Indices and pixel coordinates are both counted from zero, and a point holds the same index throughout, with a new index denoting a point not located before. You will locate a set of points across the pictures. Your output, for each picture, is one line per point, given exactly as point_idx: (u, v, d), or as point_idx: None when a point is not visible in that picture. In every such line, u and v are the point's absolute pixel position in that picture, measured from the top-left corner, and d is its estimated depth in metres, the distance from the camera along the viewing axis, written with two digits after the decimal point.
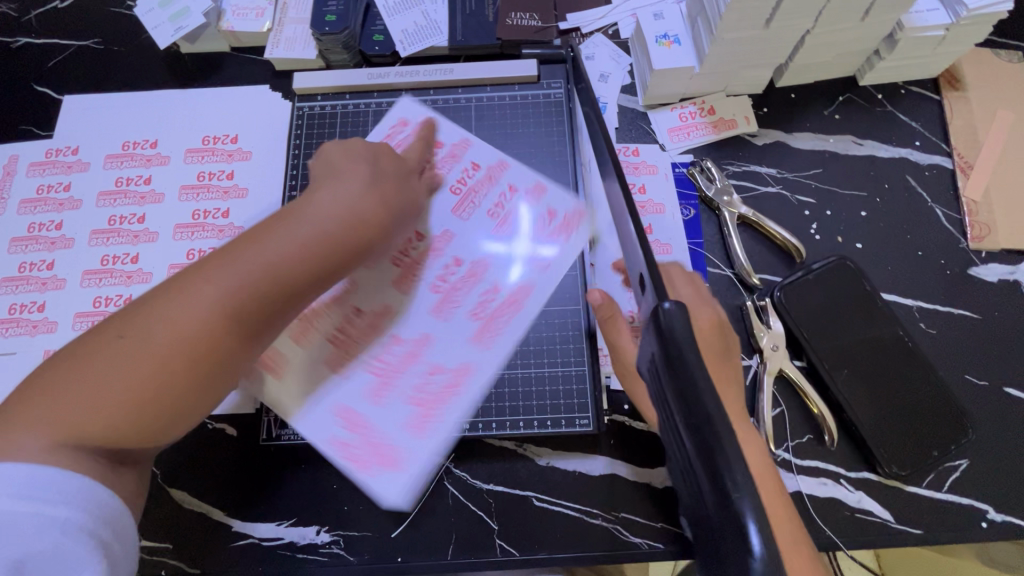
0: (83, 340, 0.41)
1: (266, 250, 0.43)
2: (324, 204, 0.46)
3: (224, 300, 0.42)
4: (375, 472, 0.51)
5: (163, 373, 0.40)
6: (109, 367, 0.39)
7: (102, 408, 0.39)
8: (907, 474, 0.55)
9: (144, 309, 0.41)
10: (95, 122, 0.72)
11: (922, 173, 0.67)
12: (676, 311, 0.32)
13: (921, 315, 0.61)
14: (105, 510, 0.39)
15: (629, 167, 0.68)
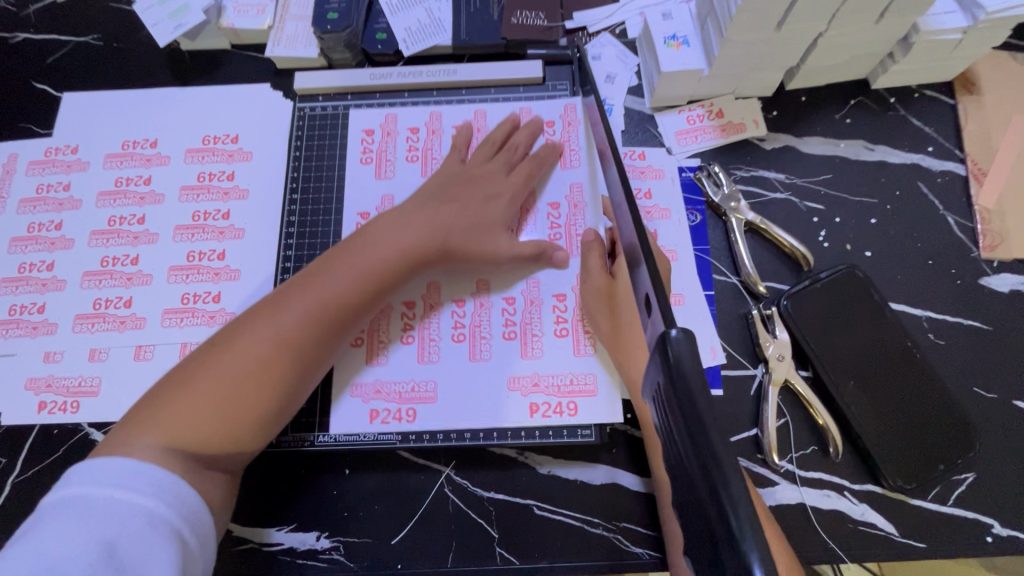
0: (184, 365, 0.51)
1: (328, 282, 0.55)
2: (373, 246, 0.57)
3: (297, 321, 0.53)
4: (418, 423, 0.57)
5: (254, 381, 0.50)
6: (207, 381, 0.49)
7: (202, 416, 0.48)
8: (912, 488, 0.54)
9: (235, 334, 0.52)
10: (94, 120, 0.71)
11: (934, 180, 0.66)
12: (684, 338, 0.32)
13: (929, 325, 0.60)
14: (187, 504, 0.44)
15: (634, 171, 0.66)
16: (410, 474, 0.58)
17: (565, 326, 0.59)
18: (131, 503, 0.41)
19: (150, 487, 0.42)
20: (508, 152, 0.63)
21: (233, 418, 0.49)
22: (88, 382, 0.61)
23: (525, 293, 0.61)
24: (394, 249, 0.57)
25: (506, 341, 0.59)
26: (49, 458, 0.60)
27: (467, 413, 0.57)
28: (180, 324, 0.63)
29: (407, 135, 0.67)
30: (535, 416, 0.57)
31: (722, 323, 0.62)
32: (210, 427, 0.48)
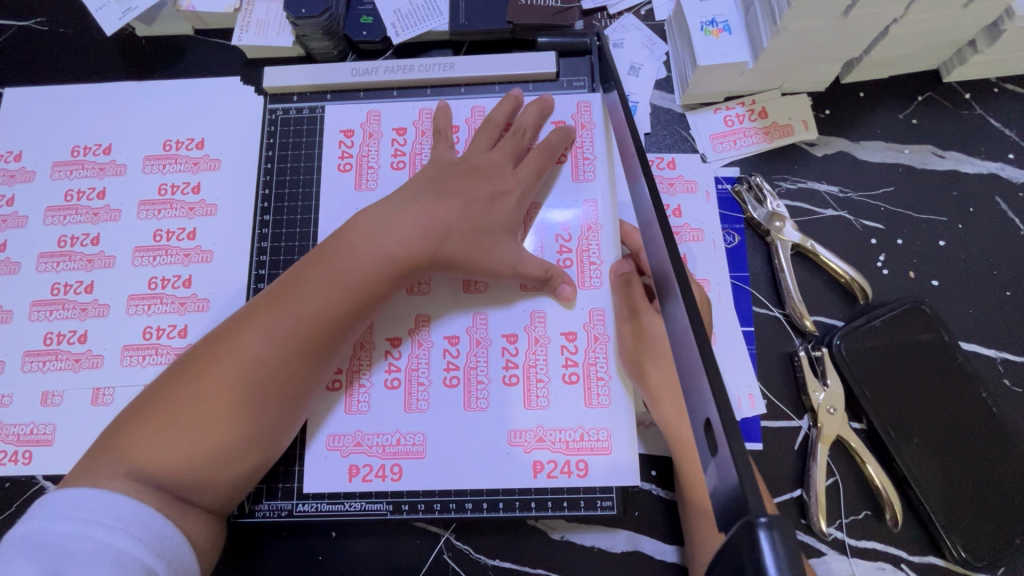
0: (147, 391, 0.43)
1: (306, 292, 0.45)
2: (360, 246, 0.46)
3: (271, 338, 0.43)
4: (404, 483, 0.48)
5: (222, 411, 0.41)
6: (169, 413, 0.41)
7: (164, 454, 0.40)
8: (982, 564, 0.47)
9: (200, 354, 0.43)
10: (39, 122, 0.62)
11: (1014, 194, 0.56)
12: (777, 530, 0.23)
13: (1005, 369, 0.52)
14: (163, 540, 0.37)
15: (662, 184, 0.57)
16: (404, 538, 0.51)
17: (575, 371, 0.49)
18: (101, 540, 0.35)
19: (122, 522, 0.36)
20: (515, 142, 0.52)
21: (201, 456, 0.40)
22: (41, 429, 0.54)
23: (529, 329, 0.50)
24: (381, 255, 0.46)
25: (503, 387, 0.49)
26: (5, 513, 0.54)
27: (459, 473, 0.47)
28: (142, 363, 0.55)
29: (392, 138, 0.56)
30: (538, 477, 0.47)
31: (763, 364, 0.53)
32: (174, 468, 0.40)
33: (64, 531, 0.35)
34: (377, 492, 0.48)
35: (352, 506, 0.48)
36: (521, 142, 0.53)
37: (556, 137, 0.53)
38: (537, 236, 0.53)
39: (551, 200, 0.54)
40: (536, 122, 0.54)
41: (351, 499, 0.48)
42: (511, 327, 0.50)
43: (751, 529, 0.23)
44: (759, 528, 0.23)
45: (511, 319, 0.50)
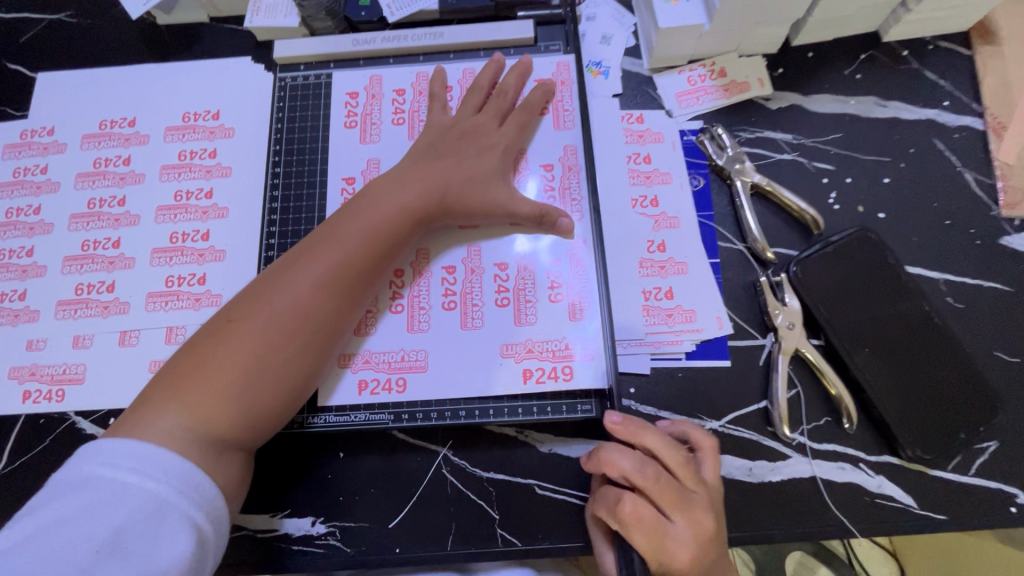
0: (199, 336, 0.47)
1: (342, 244, 0.50)
2: (381, 200, 0.52)
3: (313, 285, 0.48)
4: (409, 395, 0.53)
5: (280, 348, 0.46)
6: (228, 353, 0.45)
7: (234, 388, 0.44)
8: (931, 458, 0.52)
9: (247, 303, 0.47)
10: (70, 100, 0.68)
11: (951, 136, 0.62)
12: None
13: (948, 289, 0.57)
14: (199, 487, 0.40)
15: (632, 136, 0.63)
16: (407, 455, 0.56)
17: (559, 292, 0.55)
18: (146, 492, 0.38)
19: (170, 475, 0.39)
20: (497, 99, 0.58)
21: (263, 390, 0.45)
22: (73, 369, 0.59)
23: (517, 259, 0.56)
24: (398, 207, 0.52)
25: (494, 309, 0.55)
26: (37, 448, 0.59)
27: (455, 385, 0.53)
28: (165, 308, 0.60)
29: (393, 98, 0.63)
30: (528, 383, 0.53)
31: (728, 290, 0.59)
32: (243, 399, 0.44)
33: (113, 481, 0.38)
34: (379, 404, 0.53)
35: (357, 418, 0.53)
36: (503, 101, 0.59)
37: (536, 95, 0.59)
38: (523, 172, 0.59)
39: (536, 146, 0.60)
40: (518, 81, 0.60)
41: (360, 411, 0.53)
42: (503, 258, 0.56)
43: None
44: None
45: (501, 252, 0.56)
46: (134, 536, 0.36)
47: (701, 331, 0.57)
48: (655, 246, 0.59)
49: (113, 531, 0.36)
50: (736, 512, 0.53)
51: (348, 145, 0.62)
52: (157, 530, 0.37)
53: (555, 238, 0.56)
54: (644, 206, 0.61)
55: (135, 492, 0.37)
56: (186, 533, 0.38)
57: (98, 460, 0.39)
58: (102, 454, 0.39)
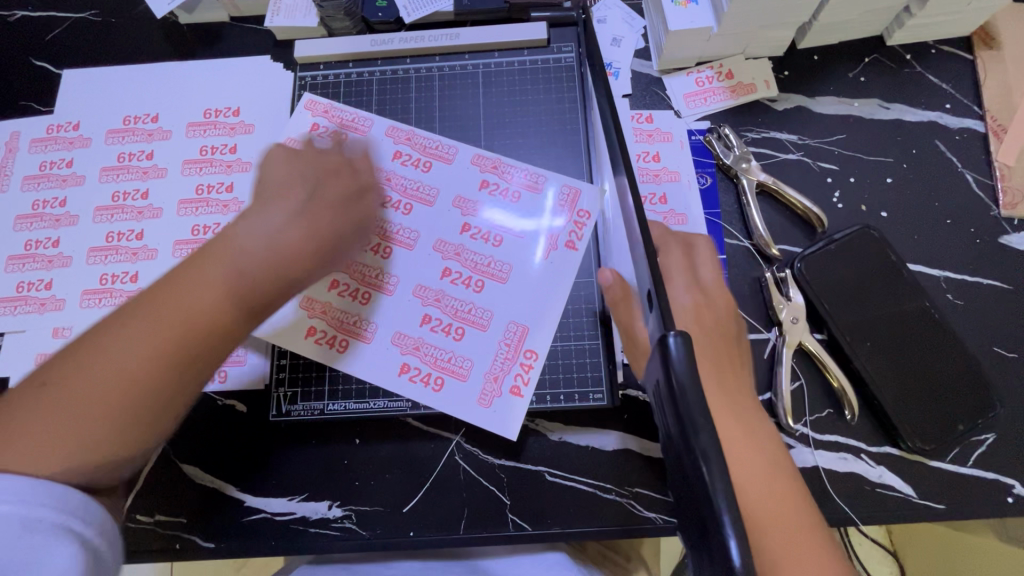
0: (16, 392, 0.39)
1: (202, 280, 0.43)
2: (255, 226, 0.45)
3: (179, 316, 0.41)
4: (471, 379, 0.55)
5: (125, 402, 0.40)
6: (65, 409, 0.38)
7: (34, 451, 0.37)
8: (931, 449, 0.53)
9: (86, 348, 0.40)
10: (95, 96, 0.70)
11: (952, 137, 0.64)
12: (682, 342, 0.32)
13: (948, 285, 0.59)
14: (60, 496, 0.37)
15: (642, 135, 0.65)
16: (421, 442, 0.57)
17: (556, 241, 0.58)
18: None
19: (18, 495, 0.36)
20: None
21: (93, 446, 0.39)
22: None
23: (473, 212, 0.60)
24: (280, 248, 0.45)
25: (528, 295, 0.57)
26: None
27: (502, 351, 0.55)
28: None
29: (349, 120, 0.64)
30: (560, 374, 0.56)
31: (735, 286, 0.60)
32: (47, 462, 0.38)
33: None
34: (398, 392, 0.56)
35: (377, 404, 0.56)
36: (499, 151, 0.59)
37: None
38: (477, 154, 0.62)
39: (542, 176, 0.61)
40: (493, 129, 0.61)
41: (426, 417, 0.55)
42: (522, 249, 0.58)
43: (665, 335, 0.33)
44: (669, 338, 0.33)
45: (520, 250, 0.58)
46: (9, 559, 0.35)
47: None
48: None
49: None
50: None
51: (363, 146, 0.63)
52: (34, 548, 0.35)
53: (553, 219, 0.59)
54: (654, 203, 0.62)
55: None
56: (69, 542, 0.37)
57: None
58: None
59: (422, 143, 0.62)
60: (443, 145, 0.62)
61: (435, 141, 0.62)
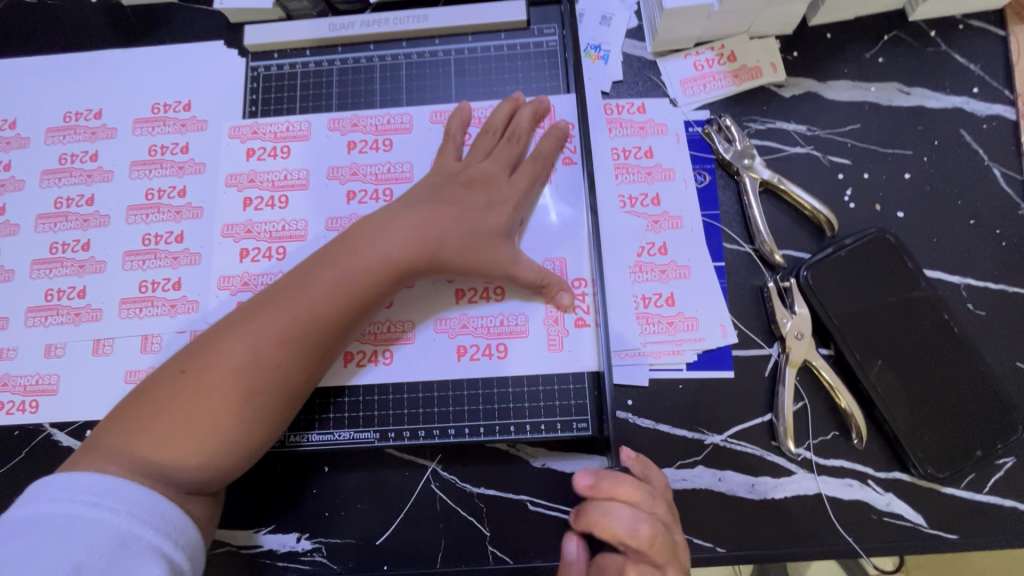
0: (150, 384, 0.44)
1: (309, 294, 0.46)
2: (363, 249, 0.47)
3: (282, 340, 0.44)
4: (533, 334, 0.52)
5: (246, 403, 0.43)
6: (190, 412, 0.42)
7: (169, 446, 0.41)
8: (944, 476, 0.49)
9: (206, 348, 0.44)
10: (31, 90, 0.64)
11: (978, 126, 0.57)
12: None
13: (969, 294, 0.54)
14: (161, 511, 0.39)
15: (633, 128, 0.58)
16: (394, 470, 0.53)
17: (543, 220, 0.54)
18: (105, 523, 0.36)
19: (125, 505, 0.38)
20: (509, 141, 0.53)
21: (219, 447, 0.42)
22: (46, 379, 0.57)
23: (396, 163, 0.56)
24: (376, 253, 0.47)
25: (571, 243, 0.54)
26: (13, 460, 0.56)
27: None
28: (139, 315, 0.57)
29: (272, 145, 0.58)
30: (580, 326, 0.52)
31: (733, 297, 0.55)
32: (179, 457, 0.41)
33: (69, 516, 0.36)
34: (365, 422, 0.52)
35: (341, 436, 0.52)
36: (513, 145, 0.53)
37: (547, 144, 0.53)
38: (435, 111, 0.57)
39: None
40: (461, 129, 0.54)
41: (509, 386, 0.52)
42: (561, 182, 0.55)
43: None
44: None
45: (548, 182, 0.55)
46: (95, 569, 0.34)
47: (703, 340, 0.53)
48: (650, 250, 0.56)
49: (73, 565, 0.34)
50: (737, 529, 0.51)
51: (320, 145, 0.57)
52: (123, 563, 0.35)
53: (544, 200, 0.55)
54: (644, 204, 0.57)
55: (95, 525, 0.36)
56: (157, 561, 0.37)
57: (48, 499, 0.37)
58: (59, 491, 0.37)
59: (372, 123, 0.57)
60: (394, 116, 0.57)
61: (384, 116, 0.57)
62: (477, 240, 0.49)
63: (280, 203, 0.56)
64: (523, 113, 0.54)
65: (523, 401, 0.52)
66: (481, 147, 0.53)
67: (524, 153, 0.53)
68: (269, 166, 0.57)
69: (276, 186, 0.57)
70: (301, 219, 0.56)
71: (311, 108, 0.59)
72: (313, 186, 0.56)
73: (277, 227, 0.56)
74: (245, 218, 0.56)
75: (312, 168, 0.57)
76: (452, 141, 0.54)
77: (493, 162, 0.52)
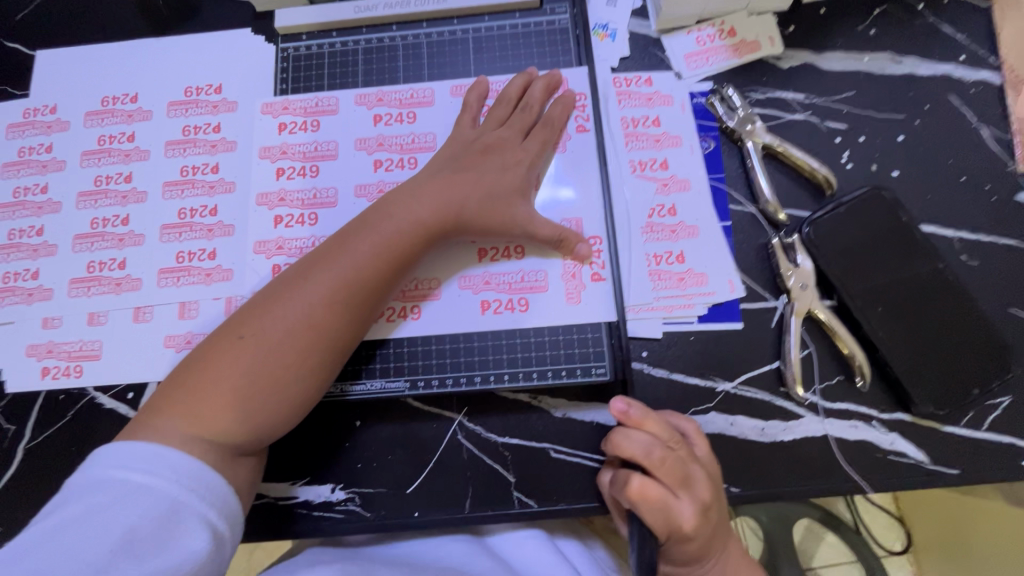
0: (207, 348, 0.46)
1: (350, 259, 0.49)
2: (396, 215, 0.51)
3: (330, 303, 0.48)
4: (552, 288, 0.56)
5: (301, 362, 0.47)
6: (249, 371, 0.45)
7: (236, 403, 0.44)
8: (944, 414, 0.52)
9: (258, 312, 0.47)
10: (71, 78, 0.68)
11: (966, 91, 0.61)
12: None
13: (962, 246, 0.57)
14: (205, 483, 0.41)
15: (641, 99, 0.62)
16: (423, 423, 0.56)
17: (559, 185, 0.59)
18: (156, 490, 0.38)
19: (173, 474, 0.40)
20: (524, 110, 0.57)
21: (279, 402, 0.46)
22: (89, 345, 0.60)
23: (420, 134, 0.60)
24: (404, 216, 0.51)
25: (586, 205, 0.58)
26: (58, 423, 0.59)
27: None
28: (177, 283, 0.61)
29: (302, 121, 0.61)
30: (595, 279, 0.57)
31: (740, 254, 0.58)
32: (246, 412, 0.45)
33: (125, 481, 0.38)
34: (396, 372, 0.56)
35: (374, 386, 0.56)
36: (528, 113, 0.57)
37: (557, 111, 0.58)
38: (455, 86, 0.61)
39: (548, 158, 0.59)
40: (479, 101, 0.58)
41: (530, 336, 0.56)
42: (574, 150, 0.60)
43: None
44: None
45: (560, 147, 0.59)
46: (146, 534, 0.36)
47: (713, 294, 0.57)
48: (661, 211, 0.59)
49: (127, 529, 0.36)
50: (750, 471, 0.53)
51: (347, 120, 0.61)
52: (172, 530, 0.37)
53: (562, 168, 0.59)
54: (654, 169, 0.60)
55: (147, 493, 0.38)
56: (203, 530, 0.39)
57: (106, 464, 0.39)
58: (116, 458, 0.40)
59: (396, 98, 0.61)
60: (417, 91, 0.61)
61: (407, 91, 0.61)
62: (498, 205, 0.53)
63: (311, 172, 0.60)
64: (536, 86, 0.58)
65: (544, 349, 0.55)
66: (496, 115, 0.57)
67: (538, 120, 0.57)
68: (300, 140, 0.61)
69: (307, 157, 0.60)
70: (331, 187, 0.59)
71: (338, 86, 0.63)
72: (341, 157, 0.60)
73: (309, 195, 0.59)
74: (278, 187, 0.60)
75: (341, 141, 0.60)
76: (469, 112, 0.58)
77: (509, 130, 0.56)
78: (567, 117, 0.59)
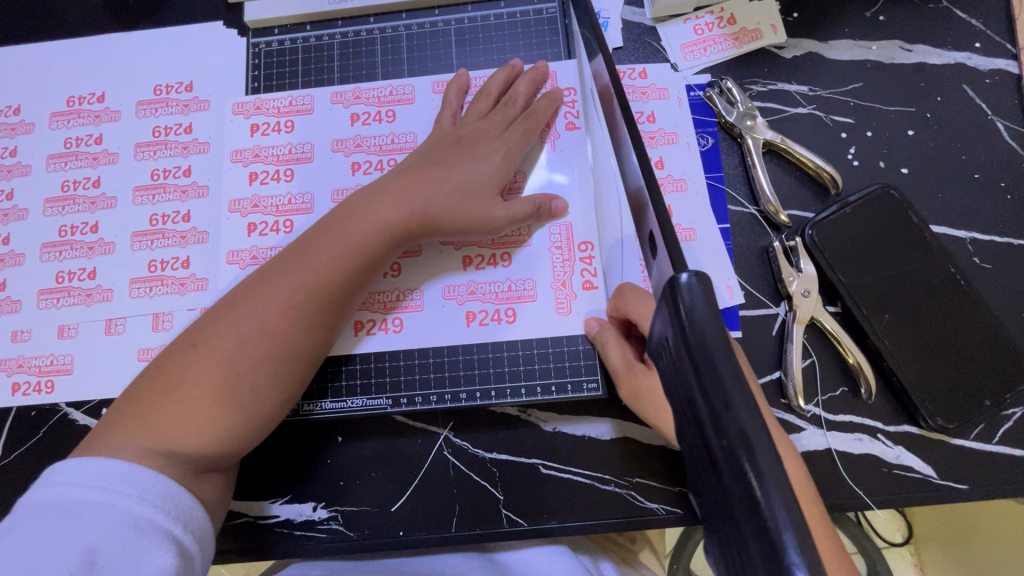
0: (163, 360, 0.44)
1: (313, 262, 0.46)
2: (364, 217, 0.48)
3: (287, 307, 0.45)
4: (541, 297, 0.54)
5: (258, 371, 0.44)
6: (202, 382, 0.42)
7: (189, 417, 0.41)
8: (954, 427, 0.50)
9: (215, 321, 0.45)
10: (35, 77, 0.64)
11: (982, 81, 0.57)
12: (697, 283, 0.28)
13: (975, 248, 0.54)
14: (170, 497, 0.39)
15: (635, 93, 0.58)
16: (408, 438, 0.54)
17: (549, 187, 0.55)
18: (117, 507, 0.36)
19: (137, 489, 0.37)
20: (506, 107, 0.54)
21: (236, 415, 0.43)
22: (60, 359, 0.58)
23: (399, 134, 0.57)
24: (380, 223, 0.48)
25: (578, 207, 0.55)
26: (30, 441, 0.57)
27: (557, 255, 0.54)
28: (150, 293, 0.58)
29: (276, 121, 0.58)
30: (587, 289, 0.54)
31: (739, 260, 0.55)
32: (199, 427, 0.41)
33: (82, 501, 0.36)
34: (377, 389, 0.54)
35: (356, 403, 0.54)
36: (511, 109, 0.54)
37: (543, 103, 0.54)
38: (436, 81, 0.58)
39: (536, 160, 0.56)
40: (460, 96, 0.56)
41: (517, 349, 0.53)
42: (564, 149, 0.56)
43: (674, 281, 0.28)
44: (682, 276, 0.28)
45: (549, 145, 0.56)
46: (109, 553, 0.34)
47: None
48: None
49: (87, 549, 0.34)
50: None
51: (323, 120, 0.57)
52: (135, 549, 0.35)
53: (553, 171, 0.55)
54: None
55: (107, 510, 0.36)
56: (169, 547, 0.37)
57: (59, 484, 0.37)
58: (72, 476, 0.37)
59: (374, 96, 0.58)
60: (396, 87, 0.58)
61: (386, 88, 0.58)
62: (482, 210, 0.50)
63: (286, 176, 0.57)
64: (521, 82, 0.55)
65: (533, 362, 0.53)
66: (478, 113, 0.54)
67: (522, 115, 0.54)
68: (274, 141, 0.58)
69: (281, 160, 0.57)
70: (306, 192, 0.56)
71: (313, 83, 0.59)
72: (318, 160, 0.57)
73: (284, 200, 0.57)
74: (252, 193, 0.57)
75: (316, 141, 0.57)
76: (448, 108, 0.55)
77: (490, 129, 0.53)
78: (555, 112, 0.56)
